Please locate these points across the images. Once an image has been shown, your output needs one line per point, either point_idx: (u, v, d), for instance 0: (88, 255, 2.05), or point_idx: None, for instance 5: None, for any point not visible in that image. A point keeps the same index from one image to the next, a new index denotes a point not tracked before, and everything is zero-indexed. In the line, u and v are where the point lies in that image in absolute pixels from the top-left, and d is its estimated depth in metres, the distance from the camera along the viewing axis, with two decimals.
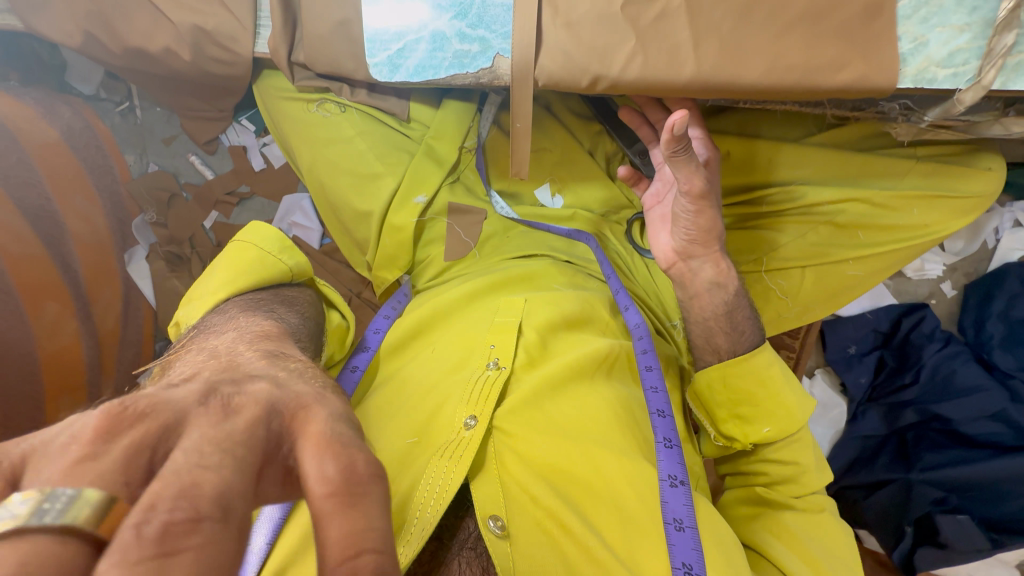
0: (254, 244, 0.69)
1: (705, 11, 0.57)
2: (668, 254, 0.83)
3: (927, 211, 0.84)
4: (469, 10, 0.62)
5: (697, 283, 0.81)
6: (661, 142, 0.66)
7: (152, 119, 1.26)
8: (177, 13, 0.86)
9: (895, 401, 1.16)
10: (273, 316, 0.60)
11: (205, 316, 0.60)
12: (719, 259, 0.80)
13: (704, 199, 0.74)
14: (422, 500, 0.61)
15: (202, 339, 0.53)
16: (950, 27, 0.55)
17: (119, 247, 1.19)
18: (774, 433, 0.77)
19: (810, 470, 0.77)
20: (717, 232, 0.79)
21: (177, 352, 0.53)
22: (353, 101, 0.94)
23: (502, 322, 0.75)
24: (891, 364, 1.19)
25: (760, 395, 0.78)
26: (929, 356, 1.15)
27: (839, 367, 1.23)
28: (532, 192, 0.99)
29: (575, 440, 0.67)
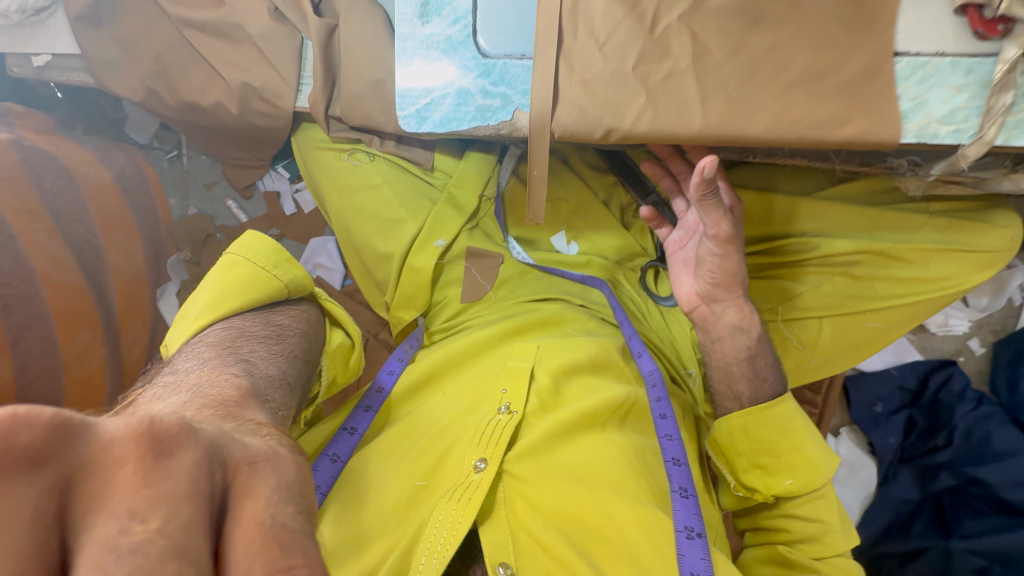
0: (246, 260, 0.69)
1: (712, 71, 0.61)
2: (691, 297, 0.84)
3: (944, 264, 0.84)
4: (492, 70, 0.68)
5: (720, 327, 0.81)
6: (691, 185, 0.67)
7: (197, 166, 1.38)
8: (230, 72, 0.96)
9: (929, 464, 1.10)
10: (244, 358, 0.58)
11: (179, 355, 0.59)
12: (742, 304, 0.81)
13: (730, 243, 0.76)
14: (427, 548, 0.59)
15: (167, 379, 0.52)
16: (947, 87, 0.58)
17: (153, 282, 1.26)
18: (798, 487, 0.74)
19: (835, 529, 0.74)
20: (741, 277, 0.79)
21: (139, 392, 0.52)
22: (382, 151, 1.01)
23: (514, 366, 0.75)
24: (921, 425, 1.14)
25: (782, 445, 0.75)
26: (961, 416, 1.10)
27: (865, 426, 1.19)
28: (547, 238, 1.01)
29: (587, 486, 0.65)
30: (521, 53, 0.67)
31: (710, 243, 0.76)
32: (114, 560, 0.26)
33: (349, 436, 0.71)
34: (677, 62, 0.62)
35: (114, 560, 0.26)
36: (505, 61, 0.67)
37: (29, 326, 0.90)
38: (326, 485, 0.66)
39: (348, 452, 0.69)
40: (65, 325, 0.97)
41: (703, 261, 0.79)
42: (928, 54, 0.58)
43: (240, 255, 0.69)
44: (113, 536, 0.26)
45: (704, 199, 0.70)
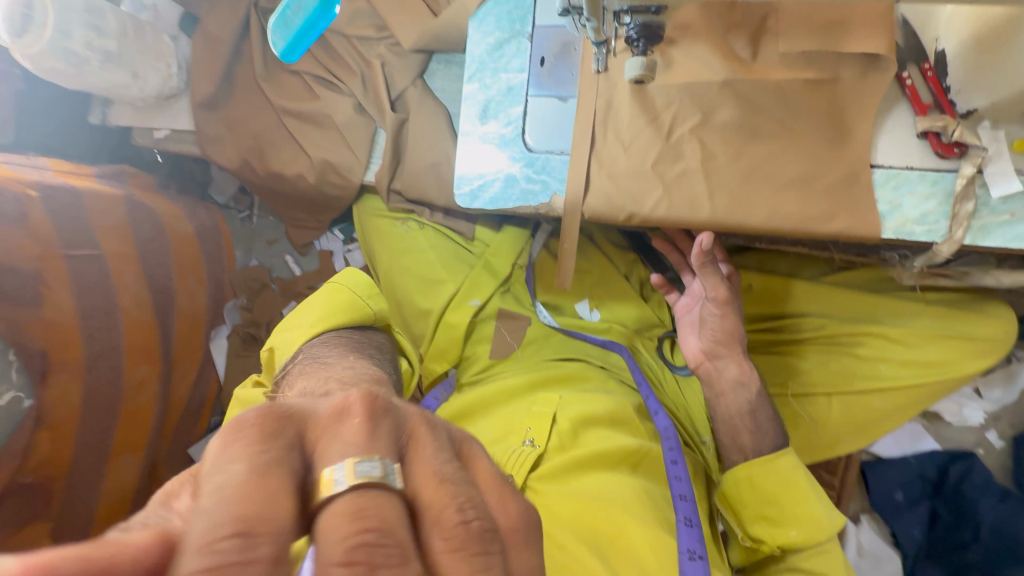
0: (347, 287, 0.80)
1: (717, 171, 0.74)
2: (696, 354, 0.89)
3: (944, 350, 0.90)
4: (535, 161, 0.82)
5: (722, 381, 0.86)
6: (691, 255, 0.78)
7: (264, 225, 1.56)
8: (313, 150, 1.15)
9: (957, 560, 1.10)
10: (370, 357, 0.71)
11: (303, 358, 0.70)
12: (741, 359, 0.86)
13: (729, 304, 0.84)
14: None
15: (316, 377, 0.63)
16: (917, 194, 0.69)
17: (209, 324, 1.40)
18: (802, 538, 0.77)
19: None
20: (740, 337, 0.86)
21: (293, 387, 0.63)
22: (431, 221, 1.16)
23: (538, 411, 0.82)
24: (945, 517, 1.12)
25: (784, 496, 0.78)
26: (986, 511, 1.09)
27: (886, 515, 1.17)
28: (571, 304, 1.11)
29: (600, 503, 0.72)
30: (561, 149, 0.80)
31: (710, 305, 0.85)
32: (442, 474, 0.37)
33: None
34: (689, 162, 0.74)
35: (442, 474, 0.37)
36: (547, 155, 0.81)
37: (103, 356, 1.04)
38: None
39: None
40: (133, 358, 1.12)
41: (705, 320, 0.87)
42: (898, 166, 0.69)
43: (342, 282, 0.81)
44: (435, 461, 0.38)
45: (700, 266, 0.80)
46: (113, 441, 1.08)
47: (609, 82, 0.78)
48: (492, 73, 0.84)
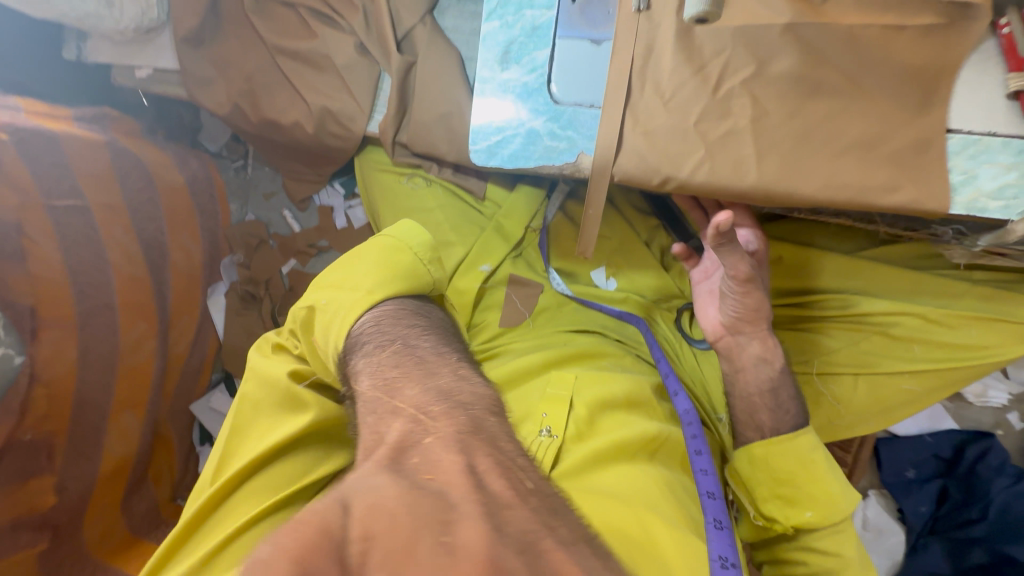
0: (409, 248, 0.73)
1: (769, 131, 0.65)
2: (715, 327, 0.83)
3: (986, 334, 0.85)
4: (562, 115, 0.72)
5: (743, 358, 0.80)
6: (706, 237, 0.67)
7: (260, 176, 1.45)
8: (312, 96, 1.05)
9: (961, 537, 1.07)
10: (458, 346, 0.66)
11: (378, 333, 0.64)
12: (765, 336, 0.80)
13: (751, 282, 0.75)
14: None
15: (417, 370, 0.58)
16: (997, 164, 0.61)
17: (205, 282, 1.38)
18: (817, 520, 0.74)
19: (854, 564, 0.73)
20: (765, 312, 0.79)
21: (389, 369, 0.59)
22: (439, 177, 1.08)
23: (553, 393, 0.78)
24: (955, 496, 1.11)
25: (800, 475, 0.75)
26: (998, 492, 1.07)
27: (896, 491, 1.15)
28: (588, 272, 1.05)
29: (629, 504, 0.66)
30: (591, 102, 0.71)
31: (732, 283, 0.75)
32: None
33: None
34: (737, 121, 0.66)
35: None
36: (575, 108, 0.72)
37: (95, 312, 1.04)
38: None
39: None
40: (128, 316, 1.11)
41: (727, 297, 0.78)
42: (980, 132, 0.62)
43: (399, 241, 0.73)
44: None
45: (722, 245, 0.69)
46: (113, 399, 1.09)
47: (651, 25, 0.68)
48: (515, 9, 0.74)
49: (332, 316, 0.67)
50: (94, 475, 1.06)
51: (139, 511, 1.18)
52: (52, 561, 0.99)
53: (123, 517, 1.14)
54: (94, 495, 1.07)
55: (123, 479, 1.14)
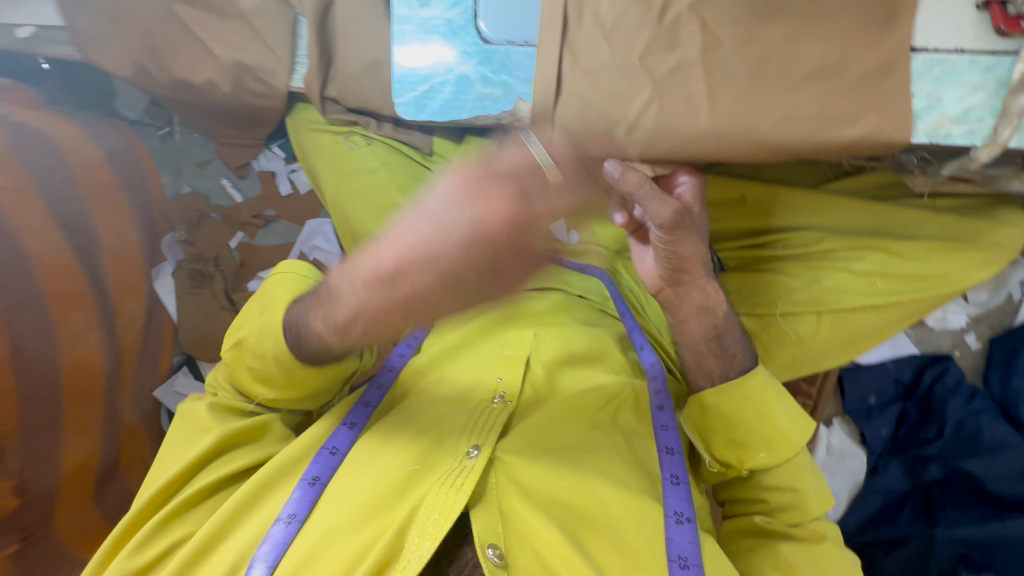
0: (297, 272, 0.79)
1: (722, 62, 0.59)
2: (653, 280, 0.72)
3: (946, 261, 0.84)
4: (493, 57, 0.66)
5: (685, 308, 0.72)
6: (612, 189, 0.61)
7: (189, 143, 1.33)
8: (222, 49, 0.93)
9: (918, 455, 1.13)
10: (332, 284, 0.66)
11: (308, 332, 0.69)
12: (708, 283, 0.72)
13: (679, 228, 0.64)
14: (420, 529, 0.55)
15: (365, 294, 0.64)
16: (963, 85, 0.57)
17: (148, 263, 1.28)
18: (770, 460, 0.71)
19: (811, 495, 0.72)
20: (701, 256, 0.69)
21: (378, 318, 0.65)
22: (379, 134, 0.99)
23: (510, 355, 0.74)
24: (914, 416, 1.15)
25: (755, 420, 0.71)
26: (953, 411, 1.11)
27: (859, 418, 1.19)
28: (547, 227, 1.00)
29: (579, 475, 0.62)
30: (524, 40, 0.65)
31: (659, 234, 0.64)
32: None
33: (365, 409, 0.70)
34: (687, 52, 0.60)
35: None
36: (507, 48, 0.66)
37: (27, 307, 0.97)
38: (326, 474, 0.62)
39: (347, 443, 0.66)
40: (61, 305, 1.04)
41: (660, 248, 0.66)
42: (945, 50, 0.57)
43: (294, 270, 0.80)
44: None
45: (635, 186, 0.60)
46: (63, 392, 1.03)
47: None
48: None
49: (271, 348, 0.72)
50: (55, 473, 1.02)
51: (114, 501, 1.15)
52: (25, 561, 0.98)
53: (97, 508, 1.12)
54: (62, 489, 1.04)
55: (91, 474, 1.10)
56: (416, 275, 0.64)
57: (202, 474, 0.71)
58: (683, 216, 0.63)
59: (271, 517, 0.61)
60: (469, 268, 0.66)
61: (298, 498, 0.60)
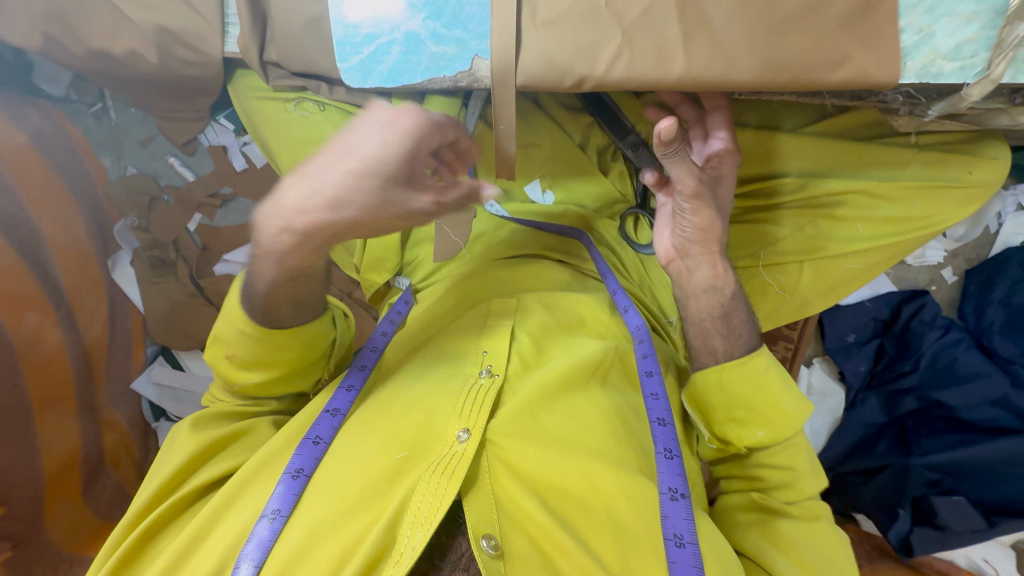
0: None
1: (697, 4, 0.54)
2: (666, 249, 0.76)
3: (929, 201, 0.82)
4: (444, 10, 0.59)
5: (693, 284, 0.75)
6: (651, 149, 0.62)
7: (126, 120, 1.21)
8: (139, 13, 0.84)
9: (895, 389, 1.17)
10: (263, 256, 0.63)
11: (258, 288, 0.66)
12: (716, 262, 0.74)
13: (699, 200, 0.69)
14: (412, 519, 0.56)
15: (300, 223, 0.59)
16: (957, 16, 0.52)
17: (101, 254, 1.19)
18: (769, 440, 0.71)
19: (807, 476, 0.74)
20: (718, 234, 0.73)
21: (314, 238, 0.60)
22: (331, 99, 0.92)
23: (494, 329, 0.71)
24: (890, 352, 1.20)
25: (757, 400, 0.71)
26: (929, 344, 1.16)
27: (838, 356, 1.23)
28: (522, 187, 0.94)
29: (570, 454, 0.61)
30: None
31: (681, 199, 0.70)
32: None
33: (347, 393, 0.67)
34: None
35: None
36: None
37: None
38: (309, 466, 0.60)
39: (331, 432, 0.63)
40: (9, 309, 0.99)
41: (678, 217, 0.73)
42: None
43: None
44: None
45: (666, 153, 0.63)
46: (29, 398, 1.00)
47: None
48: None
49: (234, 339, 0.70)
50: (40, 477, 1.00)
51: (104, 497, 1.15)
52: (22, 566, 0.97)
53: (88, 506, 1.11)
54: (47, 492, 1.02)
55: (75, 473, 1.09)
56: (350, 195, 0.58)
57: (208, 468, 0.70)
58: (704, 187, 0.68)
59: (258, 510, 0.59)
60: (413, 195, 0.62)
61: (282, 493, 0.58)
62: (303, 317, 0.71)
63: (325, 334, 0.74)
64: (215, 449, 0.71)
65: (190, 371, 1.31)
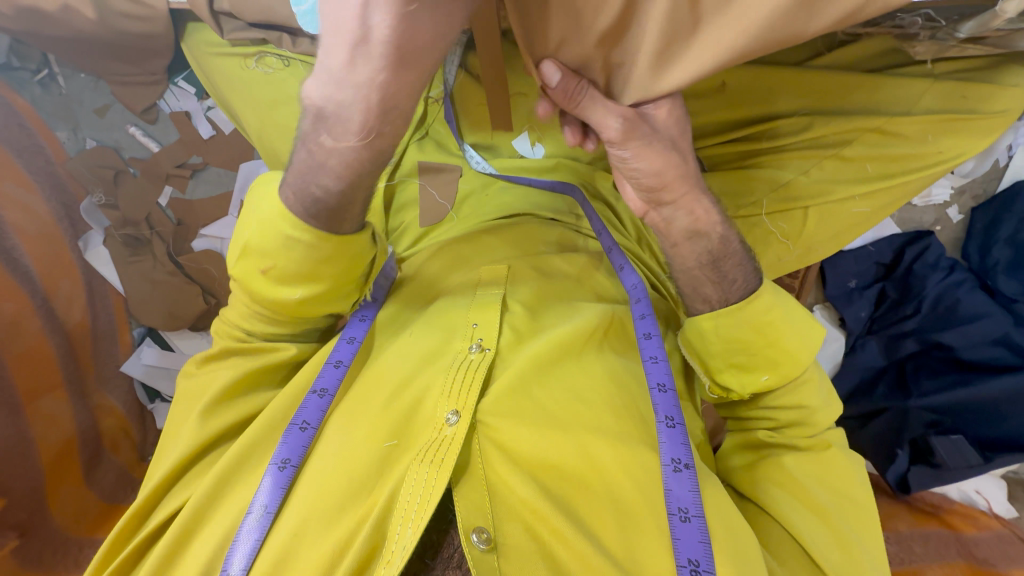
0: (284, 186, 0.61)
1: None
2: (637, 204, 0.67)
3: (941, 136, 0.78)
4: None
5: (672, 234, 0.66)
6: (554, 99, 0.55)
7: (77, 87, 1.10)
8: None
9: (896, 332, 1.17)
10: (330, 137, 0.51)
11: (328, 173, 0.53)
12: (694, 204, 0.64)
13: (635, 139, 0.56)
14: (401, 516, 0.52)
15: (363, 61, 0.45)
16: None
17: (69, 234, 1.11)
18: (774, 382, 0.67)
19: (821, 409, 0.69)
20: (674, 169, 0.61)
21: (399, 97, 0.47)
22: (295, 51, 0.88)
23: (484, 298, 0.67)
24: (891, 296, 1.19)
25: (755, 342, 0.66)
26: (932, 286, 1.14)
27: (839, 302, 1.21)
28: (509, 143, 0.89)
29: (565, 432, 0.58)
30: None
31: (614, 153, 0.59)
32: None
33: (336, 368, 0.63)
34: None
35: None
36: None
37: None
38: (296, 455, 0.57)
39: (318, 417, 0.60)
40: None
41: (626, 170, 0.61)
42: None
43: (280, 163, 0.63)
44: None
45: (575, 100, 0.55)
46: (15, 388, 0.98)
47: None
48: None
49: (275, 247, 0.57)
50: (34, 469, 0.98)
51: (108, 482, 1.11)
52: (31, 554, 0.95)
53: (91, 490, 1.08)
54: (46, 481, 1.00)
55: (73, 459, 1.06)
56: (412, 18, 0.43)
57: (198, 475, 0.62)
58: (635, 123, 0.56)
59: (243, 508, 0.56)
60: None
61: (270, 487, 0.56)
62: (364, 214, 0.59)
63: (364, 260, 0.62)
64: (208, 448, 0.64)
65: (180, 351, 1.23)
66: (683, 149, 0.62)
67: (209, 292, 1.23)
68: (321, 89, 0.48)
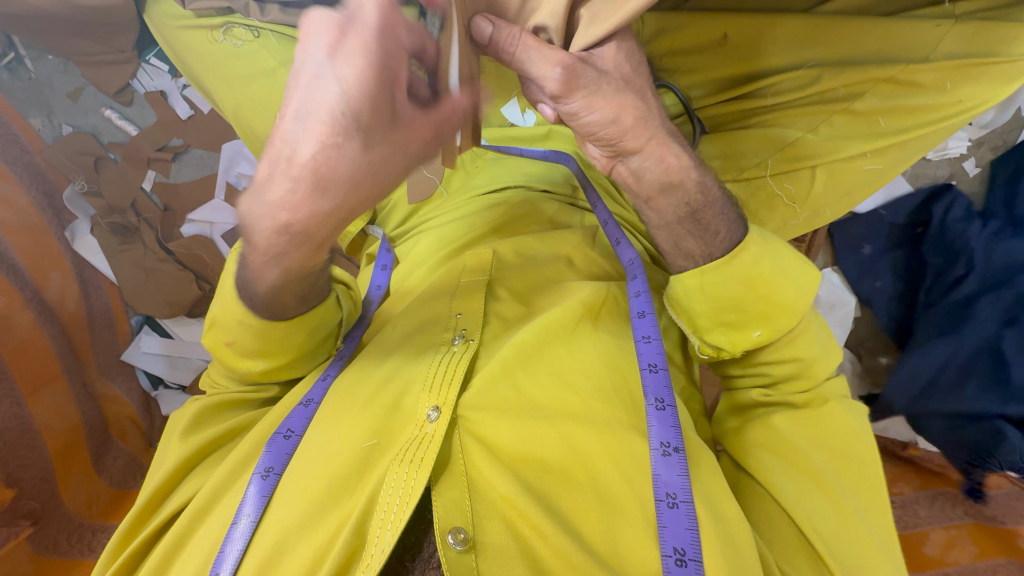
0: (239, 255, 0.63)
1: None
2: (601, 163, 0.59)
3: (962, 84, 0.72)
4: None
5: (644, 187, 0.59)
6: (500, 55, 0.51)
7: (48, 70, 1.05)
8: None
9: (957, 297, 1.10)
10: (245, 248, 0.50)
11: (261, 284, 0.55)
12: (664, 150, 0.57)
13: (577, 91, 0.50)
14: (381, 518, 0.50)
15: (273, 195, 0.42)
16: None
17: (54, 225, 1.08)
18: (766, 338, 0.64)
19: (820, 360, 0.67)
20: (636, 114, 0.54)
21: (313, 228, 0.45)
22: (264, 21, 0.85)
23: (469, 285, 0.66)
24: (936, 262, 1.14)
25: (749, 298, 0.63)
26: (975, 238, 1.09)
27: (853, 273, 1.21)
28: (499, 111, 0.87)
29: (550, 421, 0.56)
30: None
31: (562, 110, 0.52)
32: None
33: (322, 379, 0.64)
34: None
35: None
36: None
37: None
38: (280, 463, 0.57)
39: (303, 424, 0.60)
40: None
41: (579, 128, 0.54)
42: None
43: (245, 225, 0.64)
44: None
45: (509, 53, 0.50)
46: (16, 381, 0.96)
47: None
48: None
49: (233, 324, 0.60)
50: (41, 459, 0.96)
51: (117, 468, 1.10)
52: (48, 540, 0.95)
53: (101, 477, 1.07)
54: (58, 470, 0.99)
55: (82, 448, 1.05)
56: (337, 154, 0.40)
57: (181, 488, 0.62)
58: (575, 69, 0.50)
59: (225, 517, 0.55)
60: (410, 137, 0.45)
61: (254, 495, 0.55)
62: (306, 302, 0.60)
63: (329, 323, 0.64)
64: (209, 449, 0.65)
65: (180, 337, 1.22)
66: (640, 90, 0.55)
67: (203, 278, 1.20)
68: (241, 201, 0.45)
